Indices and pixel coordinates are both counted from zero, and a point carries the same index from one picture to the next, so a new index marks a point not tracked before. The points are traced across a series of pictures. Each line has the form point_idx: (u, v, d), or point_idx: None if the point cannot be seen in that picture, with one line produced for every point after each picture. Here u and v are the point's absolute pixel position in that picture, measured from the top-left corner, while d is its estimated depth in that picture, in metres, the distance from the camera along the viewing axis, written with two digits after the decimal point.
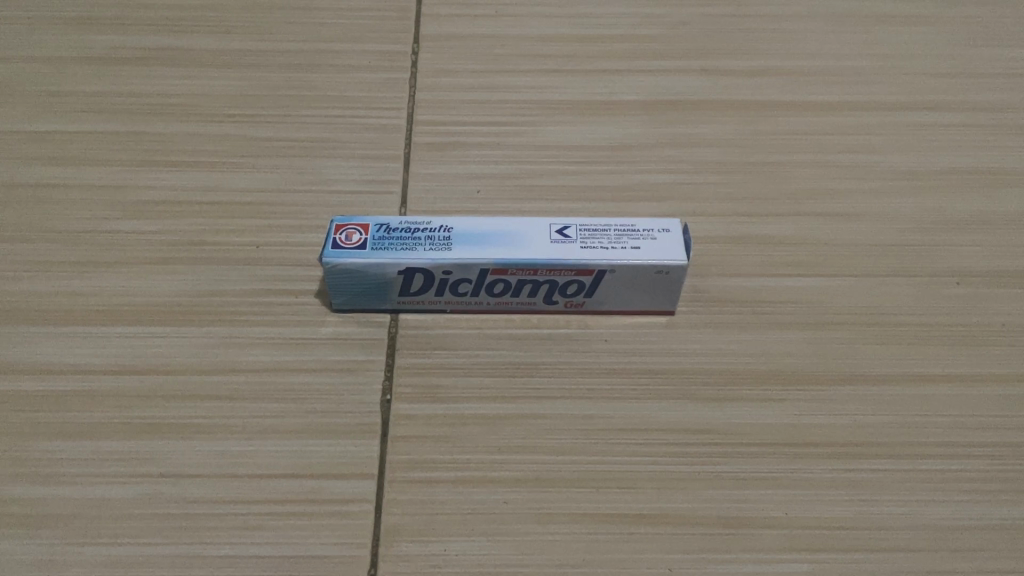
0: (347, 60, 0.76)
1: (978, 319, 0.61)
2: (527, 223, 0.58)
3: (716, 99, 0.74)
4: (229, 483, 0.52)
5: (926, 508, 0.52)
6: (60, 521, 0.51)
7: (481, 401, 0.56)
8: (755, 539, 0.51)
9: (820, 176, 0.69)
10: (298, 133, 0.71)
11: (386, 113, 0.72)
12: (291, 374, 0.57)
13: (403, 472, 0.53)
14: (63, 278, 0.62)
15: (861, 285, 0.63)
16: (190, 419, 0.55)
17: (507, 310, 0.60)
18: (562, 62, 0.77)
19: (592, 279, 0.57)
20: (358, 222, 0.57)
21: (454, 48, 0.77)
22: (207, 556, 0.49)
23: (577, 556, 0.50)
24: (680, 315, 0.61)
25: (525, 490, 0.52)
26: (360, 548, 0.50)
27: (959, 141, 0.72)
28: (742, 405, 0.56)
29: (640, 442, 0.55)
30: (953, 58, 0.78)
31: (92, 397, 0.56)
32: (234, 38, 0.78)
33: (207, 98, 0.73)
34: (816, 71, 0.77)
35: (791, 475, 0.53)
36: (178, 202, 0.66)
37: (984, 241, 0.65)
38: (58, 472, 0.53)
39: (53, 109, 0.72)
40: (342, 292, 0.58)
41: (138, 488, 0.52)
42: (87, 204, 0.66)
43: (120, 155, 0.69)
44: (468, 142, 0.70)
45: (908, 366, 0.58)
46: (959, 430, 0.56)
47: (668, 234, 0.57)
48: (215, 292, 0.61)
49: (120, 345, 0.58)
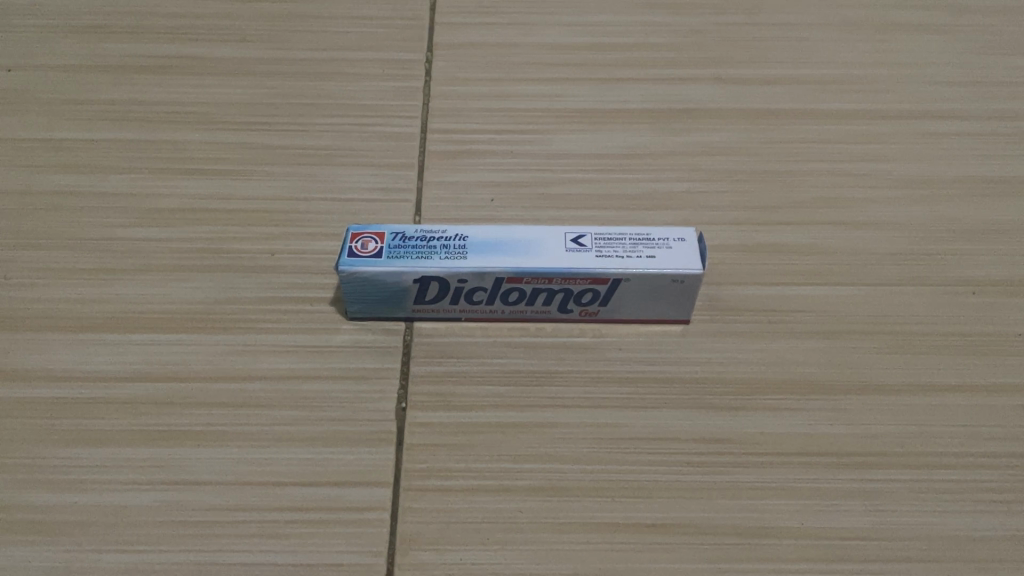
0: (360, 68, 0.76)
1: (994, 328, 0.61)
2: (543, 232, 0.58)
3: (728, 108, 0.74)
4: (244, 489, 0.52)
5: (943, 519, 0.52)
6: (77, 527, 0.51)
7: (495, 409, 0.56)
8: (770, 548, 0.51)
9: (834, 185, 0.69)
10: (310, 140, 0.71)
11: (399, 121, 0.72)
12: (305, 382, 0.57)
13: (417, 481, 0.53)
14: (78, 284, 0.62)
15: (875, 294, 0.62)
16: (204, 427, 0.55)
17: (521, 319, 0.60)
18: (573, 71, 0.77)
19: (607, 287, 0.57)
20: (374, 230, 0.58)
21: (467, 56, 0.77)
22: (223, 563, 0.49)
23: (591, 565, 0.50)
24: (694, 323, 0.61)
25: (540, 499, 0.52)
26: (375, 557, 0.50)
27: (971, 149, 0.72)
28: (756, 414, 0.56)
29: (654, 452, 0.54)
30: (967, 66, 0.78)
31: (107, 404, 0.56)
32: (248, 46, 0.79)
33: (221, 106, 0.74)
34: (829, 79, 0.77)
35: (806, 485, 0.53)
36: (192, 210, 0.66)
37: (1000, 249, 0.65)
38: (74, 478, 0.53)
39: (68, 116, 0.73)
40: (358, 301, 0.58)
41: (154, 496, 0.52)
42: (103, 212, 0.66)
43: (135, 163, 0.70)
44: (480, 151, 0.70)
45: (924, 376, 0.58)
46: (975, 440, 0.55)
47: (684, 243, 0.57)
48: (228, 300, 0.61)
49: (136, 352, 0.58)
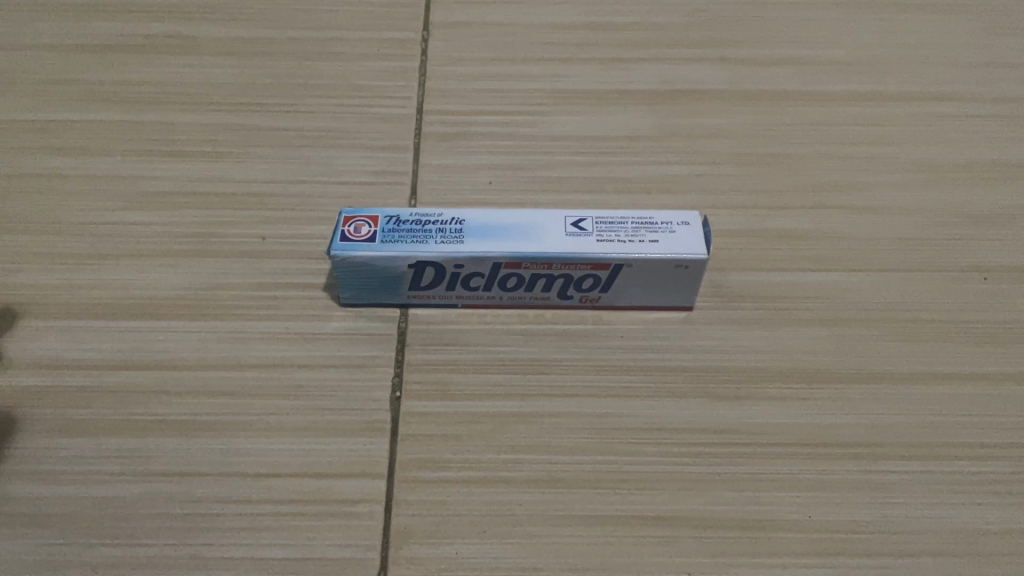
0: (355, 48, 0.74)
1: (1003, 316, 0.59)
2: (542, 216, 0.56)
3: (732, 89, 0.72)
4: (233, 482, 0.51)
5: (953, 511, 0.51)
6: (59, 520, 0.49)
7: (493, 399, 0.54)
8: (777, 542, 0.49)
9: (841, 169, 0.67)
10: (302, 122, 0.69)
11: (394, 102, 0.70)
12: (297, 371, 0.55)
13: (412, 472, 0.51)
14: (62, 270, 0.60)
15: (883, 280, 0.61)
16: (193, 417, 0.53)
17: (519, 305, 0.59)
18: (573, 51, 0.75)
19: (608, 273, 0.55)
20: (368, 213, 0.55)
21: (465, 37, 0.75)
22: (210, 558, 0.48)
23: (592, 559, 0.48)
24: (697, 310, 0.59)
25: (539, 491, 0.51)
26: (369, 551, 0.48)
27: (982, 132, 0.70)
28: (762, 404, 0.54)
29: (655, 443, 0.53)
30: (976, 48, 0.76)
31: (93, 393, 0.54)
32: (239, 25, 0.76)
33: (211, 87, 0.72)
34: (836, 60, 0.75)
35: (814, 476, 0.52)
36: (181, 193, 0.64)
37: (1009, 235, 0.63)
38: (58, 470, 0.51)
39: (54, 96, 0.71)
40: (352, 287, 0.57)
41: (140, 488, 0.50)
42: (89, 195, 0.64)
43: (122, 145, 0.68)
44: (477, 133, 0.68)
45: (933, 365, 0.56)
46: (986, 431, 0.54)
47: (688, 227, 0.55)
48: (218, 286, 0.59)
49: (123, 339, 0.57)
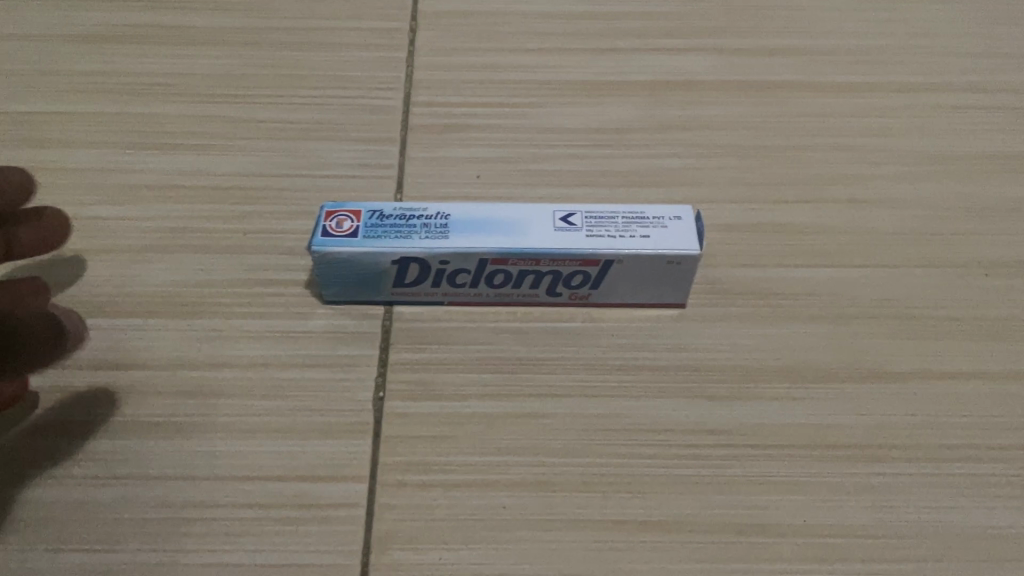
0: (342, 38, 0.73)
1: (1005, 312, 0.57)
2: (530, 211, 0.54)
3: (728, 80, 0.71)
4: (210, 485, 0.49)
5: (953, 514, 0.49)
6: (30, 524, 0.48)
7: (480, 399, 0.53)
8: (772, 546, 0.48)
9: (839, 162, 0.65)
10: (287, 114, 0.68)
11: (382, 94, 0.69)
12: (278, 370, 0.54)
13: (396, 475, 0.50)
14: (38, 265, 0.58)
15: (882, 276, 0.59)
16: (170, 417, 0.52)
17: (507, 303, 0.57)
18: (566, 41, 0.73)
19: (598, 270, 0.53)
20: (350, 208, 0.54)
21: (454, 27, 0.73)
22: (187, 564, 0.46)
23: (581, 565, 0.47)
24: (691, 307, 0.57)
25: (527, 494, 0.49)
26: (350, 557, 0.47)
27: (983, 124, 0.68)
28: (757, 404, 0.53)
29: (647, 444, 0.51)
30: (977, 38, 0.74)
31: (67, 393, 0.52)
32: (224, 15, 0.75)
33: (194, 78, 0.70)
34: (834, 51, 0.73)
35: (810, 478, 0.50)
36: (161, 187, 0.63)
37: (1011, 229, 0.62)
38: (30, 472, 0.49)
39: (33, 88, 0.69)
40: (334, 284, 0.55)
41: (115, 491, 0.49)
42: (67, 189, 0.63)
43: (102, 138, 0.66)
44: (466, 125, 0.67)
45: (934, 363, 0.55)
46: (988, 431, 0.52)
47: (680, 222, 0.54)
48: (198, 283, 0.58)
49: (99, 337, 0.55)
